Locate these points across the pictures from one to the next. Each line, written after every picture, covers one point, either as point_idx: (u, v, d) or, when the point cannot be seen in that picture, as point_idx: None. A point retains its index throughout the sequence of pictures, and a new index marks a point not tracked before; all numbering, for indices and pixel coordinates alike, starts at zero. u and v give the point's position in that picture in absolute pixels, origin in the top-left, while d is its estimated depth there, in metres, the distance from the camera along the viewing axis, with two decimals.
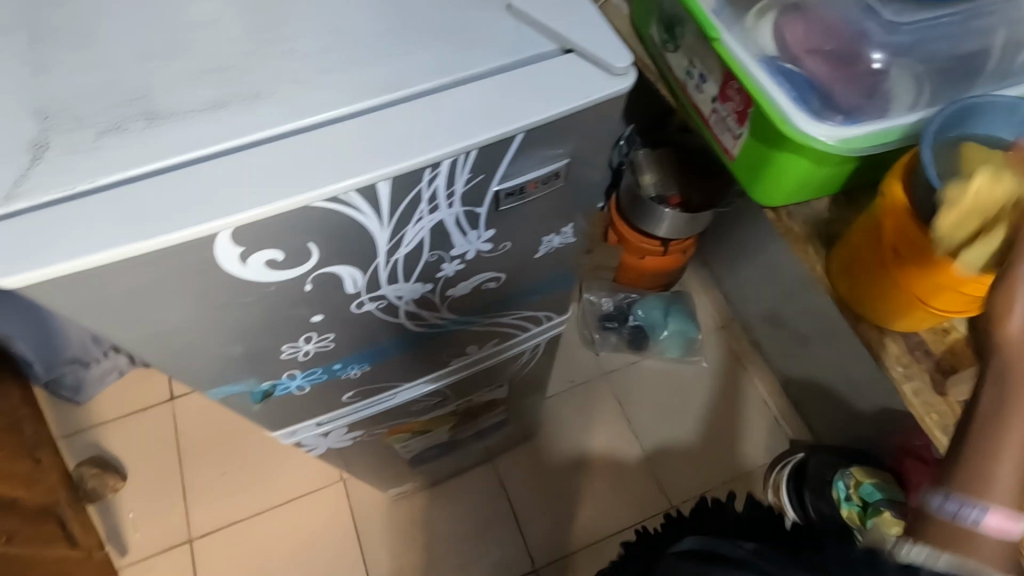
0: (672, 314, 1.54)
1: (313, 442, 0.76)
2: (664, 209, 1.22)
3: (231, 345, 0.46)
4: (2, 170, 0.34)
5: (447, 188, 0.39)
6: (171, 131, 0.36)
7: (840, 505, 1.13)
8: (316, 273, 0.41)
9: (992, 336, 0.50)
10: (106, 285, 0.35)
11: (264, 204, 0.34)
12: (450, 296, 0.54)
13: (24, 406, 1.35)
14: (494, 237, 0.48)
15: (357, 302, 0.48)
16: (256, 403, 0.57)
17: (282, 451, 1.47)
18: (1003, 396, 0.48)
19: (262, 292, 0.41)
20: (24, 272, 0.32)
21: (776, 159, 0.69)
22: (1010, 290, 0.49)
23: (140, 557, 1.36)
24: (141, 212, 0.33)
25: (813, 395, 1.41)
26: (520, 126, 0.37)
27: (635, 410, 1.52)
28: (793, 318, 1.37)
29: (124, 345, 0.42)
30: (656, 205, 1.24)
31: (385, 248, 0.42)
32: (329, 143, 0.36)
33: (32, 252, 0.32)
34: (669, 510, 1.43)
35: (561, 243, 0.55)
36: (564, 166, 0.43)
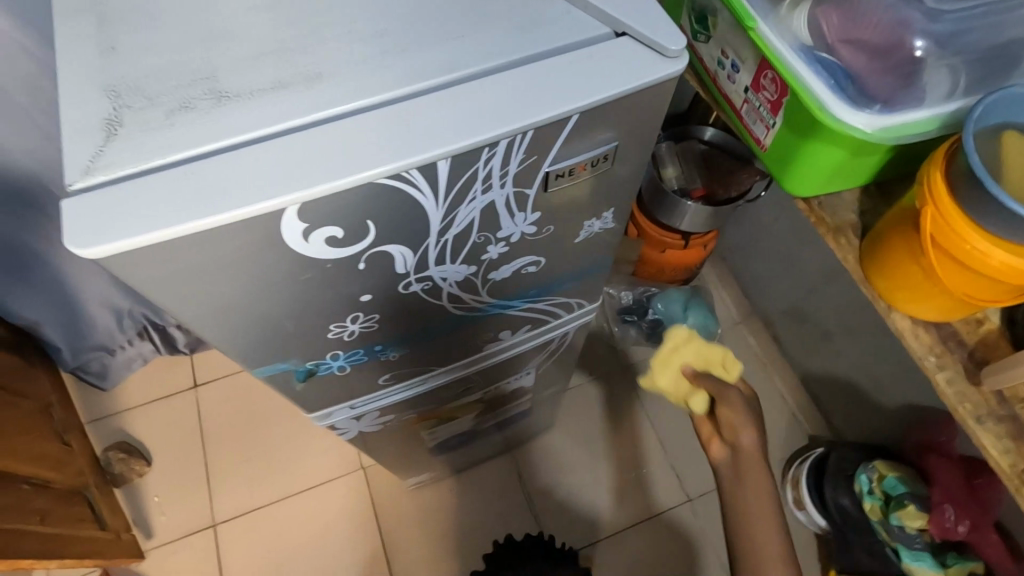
0: (692, 307, 1.49)
1: (345, 425, 0.78)
2: (686, 202, 1.22)
3: (283, 322, 0.48)
4: (77, 146, 0.35)
5: (502, 168, 0.40)
6: (238, 109, 0.37)
7: (862, 498, 1.11)
8: (371, 251, 0.42)
9: (734, 449, 0.76)
10: (176, 258, 0.36)
11: (330, 180, 0.35)
12: (491, 279, 0.55)
13: (53, 392, 1.41)
14: (538, 220, 0.49)
15: (405, 283, 0.49)
16: (299, 382, 0.59)
17: (304, 439, 1.49)
18: (743, 487, 0.74)
19: (319, 268, 0.42)
20: (102, 243, 0.33)
21: (810, 148, 0.69)
22: (731, 423, 0.75)
23: (166, 540, 1.39)
24: (212, 185, 0.34)
25: (833, 390, 1.41)
26: (576, 107, 0.38)
27: (653, 403, 1.53)
28: (814, 313, 1.37)
29: (185, 321, 0.44)
30: (679, 198, 1.24)
31: (437, 228, 0.43)
32: (391, 121, 0.37)
33: (109, 223, 0.33)
34: (686, 503, 1.43)
35: (601, 228, 0.56)
36: (613, 149, 0.44)
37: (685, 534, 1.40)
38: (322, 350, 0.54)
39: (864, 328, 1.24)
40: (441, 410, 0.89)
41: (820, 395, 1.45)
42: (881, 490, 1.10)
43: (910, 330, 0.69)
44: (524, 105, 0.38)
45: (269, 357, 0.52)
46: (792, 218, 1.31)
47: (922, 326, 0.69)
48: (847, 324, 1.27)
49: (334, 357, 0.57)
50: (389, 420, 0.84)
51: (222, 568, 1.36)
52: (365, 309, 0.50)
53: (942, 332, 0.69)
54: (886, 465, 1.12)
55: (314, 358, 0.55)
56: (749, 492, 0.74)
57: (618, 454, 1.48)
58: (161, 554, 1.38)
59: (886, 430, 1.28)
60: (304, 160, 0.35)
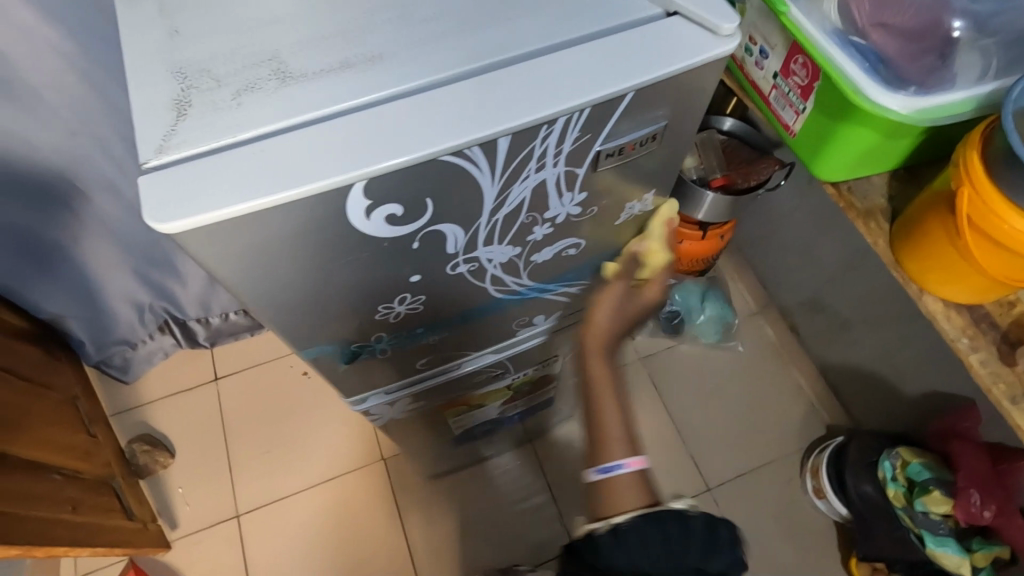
0: (710, 298, 1.56)
1: (379, 411, 0.79)
2: (706, 192, 1.23)
3: (335, 301, 0.49)
4: (149, 125, 0.36)
5: (557, 146, 0.41)
6: (303, 89, 0.38)
7: (885, 485, 1.13)
8: (426, 231, 0.43)
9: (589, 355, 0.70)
10: (245, 233, 0.37)
11: (397, 157, 0.36)
12: (533, 262, 0.56)
13: (78, 385, 1.42)
14: (584, 201, 0.49)
15: (453, 264, 0.50)
16: (343, 363, 0.60)
17: (325, 430, 1.50)
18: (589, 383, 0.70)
19: (376, 247, 0.43)
20: (179, 218, 0.34)
21: (840, 132, 0.71)
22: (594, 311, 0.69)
23: (190, 530, 1.40)
24: (283, 163, 0.35)
25: (851, 379, 1.41)
26: (632, 84, 0.39)
27: (670, 393, 1.54)
28: (833, 302, 1.37)
29: (243, 300, 0.45)
30: (698, 188, 1.25)
31: (490, 207, 0.44)
32: (454, 98, 0.37)
33: (186, 200, 0.34)
34: (705, 492, 1.44)
35: (640, 211, 0.56)
36: (661, 128, 0.45)
37: None
38: (367, 331, 0.56)
39: (884, 316, 1.24)
40: (470, 398, 0.91)
41: (839, 383, 1.45)
42: (905, 477, 1.11)
43: (942, 312, 0.70)
44: (582, 83, 0.38)
45: (318, 337, 0.54)
46: (810, 207, 1.32)
47: (954, 308, 0.70)
48: (867, 312, 1.28)
49: (379, 341, 0.59)
50: (419, 408, 0.85)
51: (246, 558, 1.38)
52: (412, 290, 0.51)
53: (974, 314, 0.69)
54: (909, 451, 1.13)
55: (358, 338, 0.57)
56: (603, 394, 0.69)
57: (636, 445, 1.48)
58: (186, 544, 1.39)
59: (906, 419, 1.29)
60: (371, 137, 0.36)
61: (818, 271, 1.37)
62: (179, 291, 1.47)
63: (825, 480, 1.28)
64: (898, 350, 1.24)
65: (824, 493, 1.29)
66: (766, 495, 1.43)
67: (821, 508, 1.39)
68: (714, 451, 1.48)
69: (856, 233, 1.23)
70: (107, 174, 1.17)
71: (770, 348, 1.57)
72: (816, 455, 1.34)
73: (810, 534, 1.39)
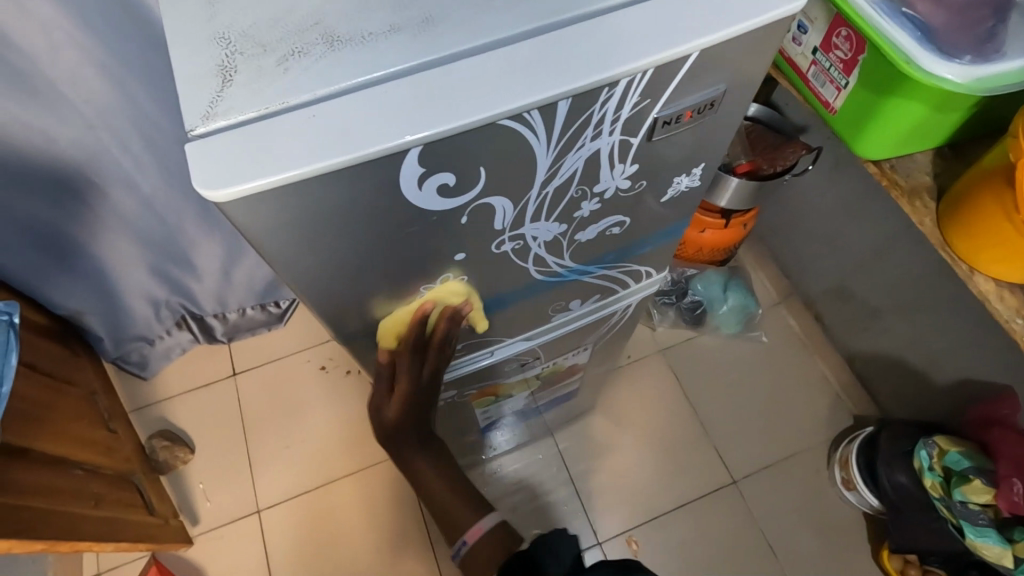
0: (732, 288, 1.53)
1: None
2: (730, 178, 1.21)
3: (377, 280, 0.48)
4: (195, 91, 0.35)
5: (615, 112, 0.39)
6: (353, 52, 0.36)
7: (923, 475, 1.11)
8: (475, 204, 0.42)
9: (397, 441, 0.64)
10: (294, 201, 0.36)
11: (453, 121, 0.35)
12: (577, 241, 0.54)
13: (98, 380, 1.42)
14: (634, 174, 0.48)
15: (499, 242, 0.48)
16: (379, 348, 0.59)
17: (345, 424, 1.50)
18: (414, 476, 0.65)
19: (425, 220, 0.42)
20: (232, 186, 0.33)
21: (885, 107, 0.69)
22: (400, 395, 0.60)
23: (212, 525, 1.40)
24: (338, 129, 0.35)
25: (879, 368, 1.39)
26: (697, 44, 0.37)
27: (692, 385, 1.52)
28: (860, 290, 1.35)
29: (286, 279, 0.44)
30: (721, 175, 1.22)
31: (541, 178, 0.42)
32: (509, 61, 0.36)
33: (239, 167, 0.34)
34: (730, 484, 1.42)
35: (687, 186, 0.54)
36: (721, 93, 0.43)
37: (730, 516, 1.39)
38: (404, 312, 0.54)
39: (916, 303, 1.21)
40: (498, 388, 0.89)
41: (866, 372, 1.43)
42: (941, 466, 1.09)
43: (993, 292, 0.68)
44: (645, 43, 0.37)
45: (355, 318, 0.52)
46: (836, 194, 1.29)
47: (1005, 288, 0.68)
48: (899, 299, 1.25)
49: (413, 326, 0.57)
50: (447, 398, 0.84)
51: (268, 553, 1.37)
52: (454, 269, 0.50)
53: None
54: (946, 441, 1.11)
55: (395, 321, 0.55)
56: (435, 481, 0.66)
57: (659, 437, 1.46)
58: (208, 540, 1.38)
59: (937, 408, 1.26)
60: (425, 101, 0.35)
61: (845, 258, 1.35)
62: (196, 286, 1.46)
63: (856, 471, 1.27)
64: (931, 337, 1.21)
65: (854, 484, 1.28)
66: (793, 487, 1.41)
67: (851, 501, 1.36)
68: (739, 443, 1.46)
69: (885, 219, 1.20)
70: (125, 167, 1.16)
71: (795, 338, 1.55)
72: (846, 446, 1.33)
73: (839, 527, 1.36)
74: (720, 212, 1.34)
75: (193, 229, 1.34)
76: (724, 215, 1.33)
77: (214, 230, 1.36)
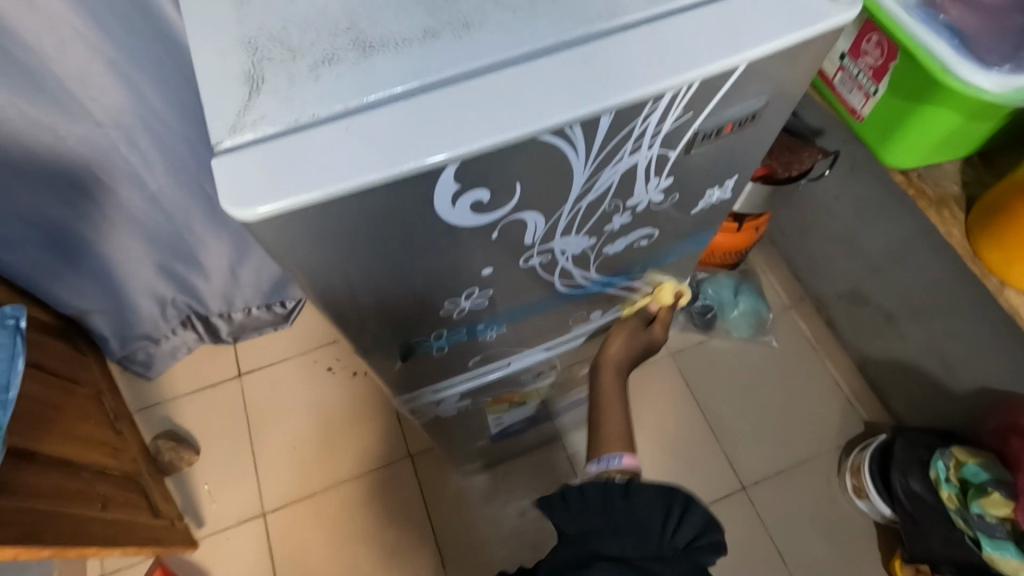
0: (743, 292, 1.52)
1: (426, 408, 0.77)
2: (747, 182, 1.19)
3: (401, 294, 0.46)
4: (221, 101, 0.34)
5: (658, 125, 0.38)
6: (387, 62, 0.35)
7: (940, 486, 1.11)
8: (507, 219, 0.41)
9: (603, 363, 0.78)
10: (324, 219, 0.35)
11: (494, 135, 0.34)
12: (605, 253, 0.52)
13: (103, 379, 1.40)
14: (668, 187, 0.46)
15: (527, 256, 0.47)
16: (399, 360, 0.58)
17: (352, 426, 1.48)
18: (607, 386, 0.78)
19: (455, 236, 0.40)
20: (262, 203, 0.32)
21: (916, 115, 0.68)
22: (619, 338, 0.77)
23: (217, 527, 1.38)
24: (374, 142, 0.33)
25: (892, 374, 1.38)
26: (745, 57, 0.36)
27: (702, 389, 1.50)
28: (875, 294, 1.33)
29: (309, 294, 0.43)
30: None
31: (576, 193, 0.41)
32: (550, 73, 0.35)
33: (270, 182, 0.32)
34: (740, 490, 1.41)
35: (719, 199, 0.53)
36: (763, 106, 0.42)
37: (741, 522, 1.38)
38: (425, 324, 0.53)
39: (933, 309, 1.20)
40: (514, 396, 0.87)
41: (878, 378, 1.42)
42: (959, 478, 1.09)
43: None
44: (690, 55, 0.36)
45: (374, 330, 0.51)
46: (852, 198, 1.28)
47: None
48: (916, 305, 1.24)
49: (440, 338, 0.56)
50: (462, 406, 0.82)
51: (273, 556, 1.36)
52: (481, 281, 0.48)
53: None
54: (964, 452, 1.10)
55: (416, 333, 0.54)
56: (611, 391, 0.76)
57: (669, 441, 1.45)
58: (213, 542, 1.37)
59: (951, 416, 1.25)
60: (464, 114, 0.34)
61: (860, 263, 1.34)
62: (202, 285, 1.45)
63: (870, 480, 1.26)
64: (947, 344, 1.20)
65: (867, 492, 1.27)
66: (803, 493, 1.40)
67: (862, 509, 1.35)
68: (749, 448, 1.44)
69: (903, 224, 1.19)
70: (133, 165, 1.15)
71: (805, 345, 1.54)
72: (858, 453, 1.33)
73: (850, 535, 1.35)
74: (733, 216, 1.32)
75: (201, 228, 1.33)
76: (737, 218, 1.32)
77: (222, 229, 1.34)
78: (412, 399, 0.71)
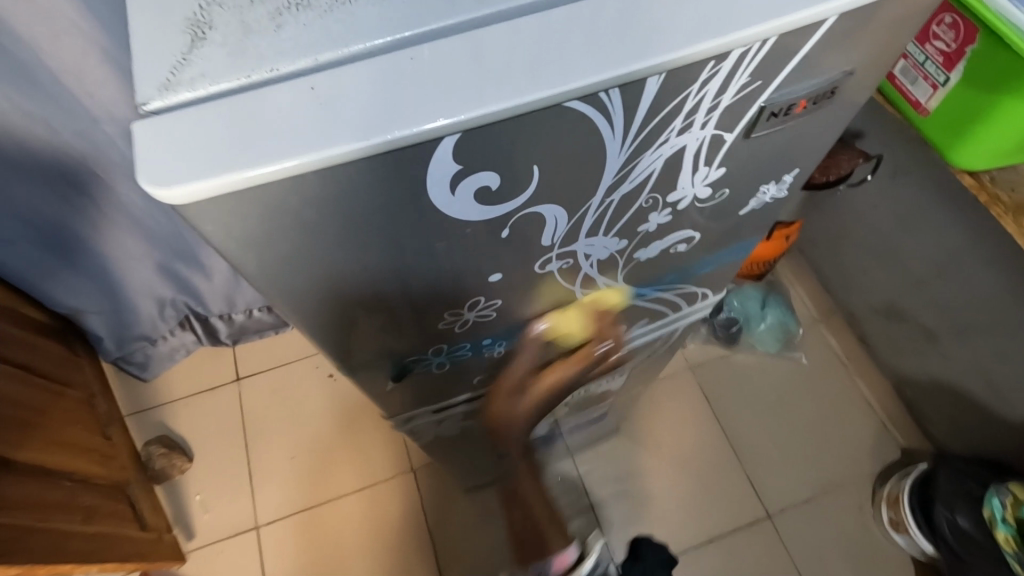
0: (771, 305, 1.43)
1: (424, 429, 0.69)
2: None
3: (391, 299, 0.38)
4: (158, 53, 0.27)
5: (716, 96, 0.30)
6: (368, 7, 0.28)
7: (995, 526, 0.99)
8: (522, 213, 0.33)
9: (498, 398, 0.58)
10: (285, 201, 0.28)
11: (509, 97, 0.26)
12: (636, 259, 0.44)
13: (97, 381, 1.34)
14: (718, 180, 0.38)
15: (543, 261, 0.39)
16: (392, 379, 0.50)
17: (354, 436, 1.41)
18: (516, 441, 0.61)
19: (453, 234, 0.33)
20: (200, 180, 0.25)
21: (1000, 106, 0.61)
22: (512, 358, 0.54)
23: (208, 541, 1.30)
24: (349, 105, 0.26)
25: (931, 399, 1.27)
26: (835, 6, 0.28)
27: (725, 407, 1.41)
28: (916, 311, 1.23)
29: (277, 300, 0.35)
30: None
31: (608, 182, 0.33)
32: (576, 21, 0.27)
33: (209, 153, 0.26)
34: (766, 518, 1.30)
35: (773, 197, 0.45)
36: (846, 79, 0.34)
37: (768, 552, 1.28)
38: (421, 336, 0.44)
39: (985, 330, 1.09)
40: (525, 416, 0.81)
41: (916, 401, 1.31)
42: (1017, 518, 0.97)
43: None
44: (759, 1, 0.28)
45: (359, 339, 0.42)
46: (892, 206, 1.18)
47: None
48: (963, 325, 1.13)
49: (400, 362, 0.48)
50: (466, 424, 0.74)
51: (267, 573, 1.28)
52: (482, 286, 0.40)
53: None
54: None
55: (408, 343, 0.45)
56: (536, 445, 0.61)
57: (689, 461, 1.36)
58: (201, 557, 1.28)
59: (1002, 446, 1.14)
60: (466, 72, 0.27)
61: (899, 277, 1.24)
62: (203, 285, 1.39)
63: (909, 513, 1.15)
64: (998, 368, 1.09)
65: (907, 525, 1.17)
66: (836, 523, 1.29)
67: (900, 544, 1.24)
68: (776, 472, 1.34)
69: (950, 236, 1.09)
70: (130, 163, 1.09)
71: (834, 362, 1.45)
72: (896, 482, 1.23)
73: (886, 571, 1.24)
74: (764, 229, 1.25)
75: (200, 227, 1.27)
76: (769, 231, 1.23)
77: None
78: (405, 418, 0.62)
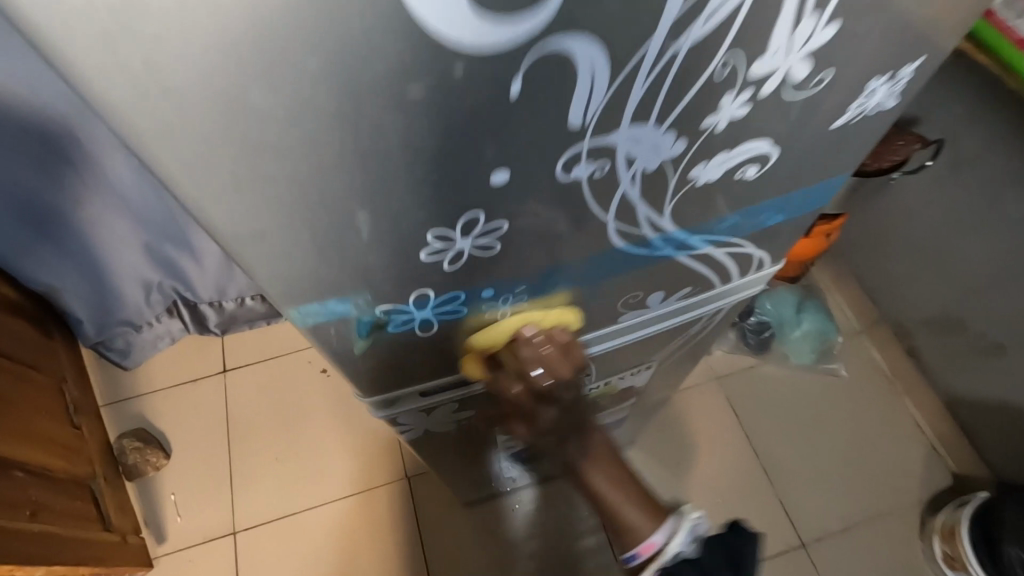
0: (807, 310, 1.29)
1: (409, 420, 0.58)
2: None
3: (332, 166, 0.31)
4: None
5: None
6: None
7: None
8: (543, 53, 0.28)
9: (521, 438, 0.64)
10: None
11: None
12: (693, 180, 0.42)
13: (71, 366, 1.24)
14: (820, 51, 0.34)
15: (575, 160, 0.36)
16: (362, 340, 0.47)
17: (345, 437, 1.29)
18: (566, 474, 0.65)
19: (420, 55, 0.26)
20: None
21: None
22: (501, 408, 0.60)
23: (179, 546, 1.18)
24: None
25: (990, 422, 1.13)
26: None
27: (754, 422, 1.27)
28: (975, 321, 1.09)
29: (181, 155, 0.28)
30: None
31: (680, 18, 0.29)
32: None
33: None
34: (800, 548, 1.16)
35: (875, 105, 0.41)
36: None
37: None
38: (366, 217, 0.35)
39: None
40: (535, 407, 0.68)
41: (971, 424, 1.17)
42: None
43: None
44: None
45: (294, 226, 0.34)
46: (951, 202, 1.05)
47: None
48: None
49: (371, 312, 0.44)
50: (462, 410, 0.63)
51: None
52: (515, 170, 0.35)
53: None
54: None
55: (358, 231, 0.36)
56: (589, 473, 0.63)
57: (713, 480, 1.22)
58: (171, 564, 1.16)
59: None
60: None
61: (957, 282, 1.10)
62: (192, 269, 1.30)
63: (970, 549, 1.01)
64: None
65: (967, 563, 1.02)
66: (879, 557, 1.15)
67: None
68: (812, 496, 1.21)
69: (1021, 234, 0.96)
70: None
71: (876, 378, 1.31)
72: (952, 513, 1.08)
73: None
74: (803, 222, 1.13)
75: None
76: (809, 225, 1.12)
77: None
78: (400, 382, 0.55)
